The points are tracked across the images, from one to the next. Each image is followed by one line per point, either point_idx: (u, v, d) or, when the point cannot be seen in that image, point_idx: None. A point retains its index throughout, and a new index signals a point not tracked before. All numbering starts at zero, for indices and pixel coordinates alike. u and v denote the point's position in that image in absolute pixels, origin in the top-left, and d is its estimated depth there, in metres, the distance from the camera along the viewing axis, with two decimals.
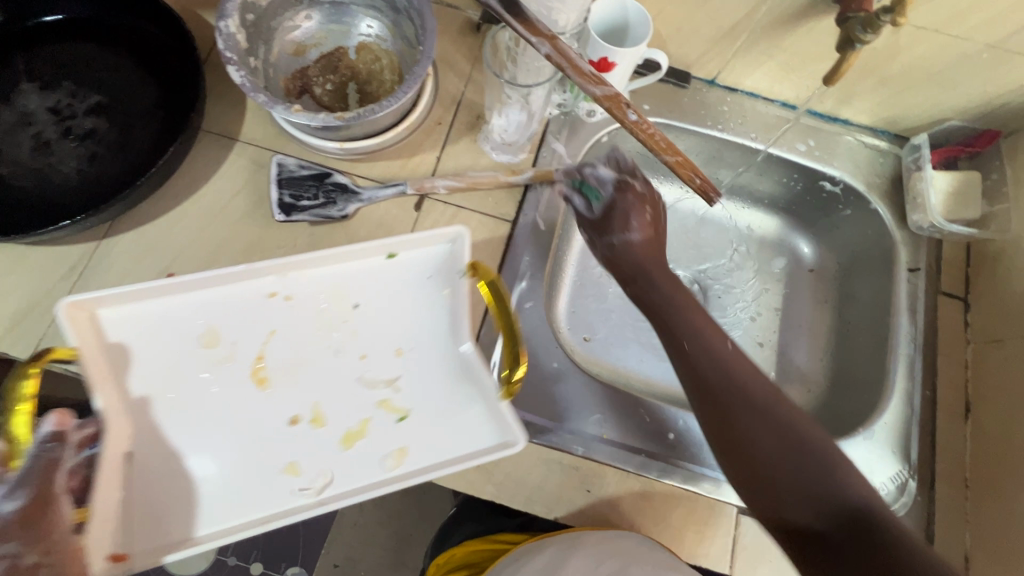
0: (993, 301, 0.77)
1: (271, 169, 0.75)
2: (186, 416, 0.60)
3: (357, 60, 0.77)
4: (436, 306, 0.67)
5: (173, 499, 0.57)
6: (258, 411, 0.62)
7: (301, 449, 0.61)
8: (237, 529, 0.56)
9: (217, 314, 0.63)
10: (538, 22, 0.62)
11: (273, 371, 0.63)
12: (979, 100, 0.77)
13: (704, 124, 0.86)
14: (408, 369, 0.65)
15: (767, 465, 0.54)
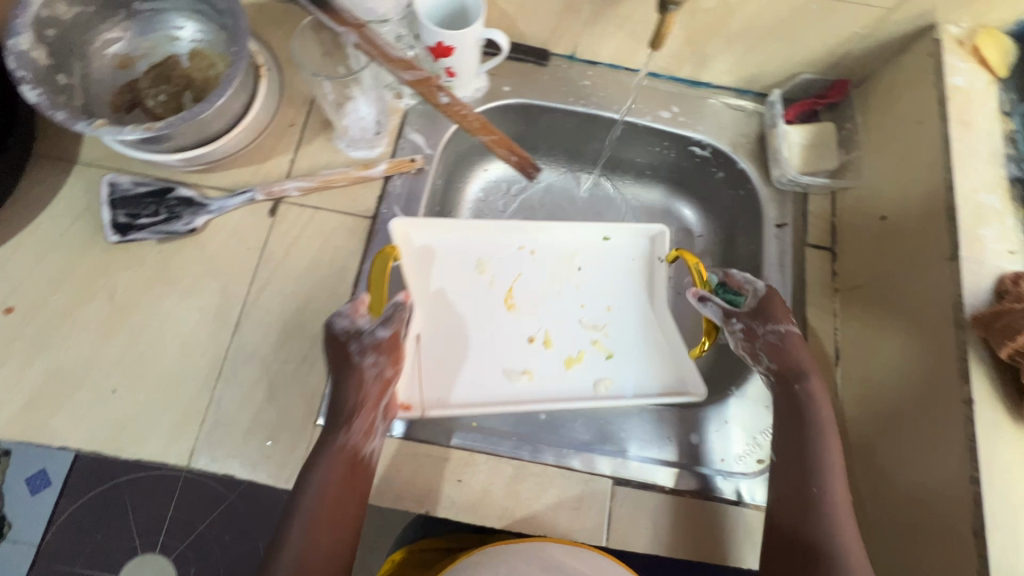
0: (855, 245, 0.77)
1: (103, 191, 0.71)
2: (476, 327, 0.79)
3: (191, 68, 0.74)
4: (630, 276, 0.84)
5: (452, 356, 0.77)
6: (502, 332, 0.80)
7: (534, 360, 0.78)
8: (482, 404, 0.74)
9: (465, 254, 0.82)
10: (346, 11, 0.61)
11: (520, 301, 0.81)
12: (822, 52, 0.78)
13: (567, 101, 0.86)
14: (563, 313, 0.82)
15: (799, 534, 0.59)
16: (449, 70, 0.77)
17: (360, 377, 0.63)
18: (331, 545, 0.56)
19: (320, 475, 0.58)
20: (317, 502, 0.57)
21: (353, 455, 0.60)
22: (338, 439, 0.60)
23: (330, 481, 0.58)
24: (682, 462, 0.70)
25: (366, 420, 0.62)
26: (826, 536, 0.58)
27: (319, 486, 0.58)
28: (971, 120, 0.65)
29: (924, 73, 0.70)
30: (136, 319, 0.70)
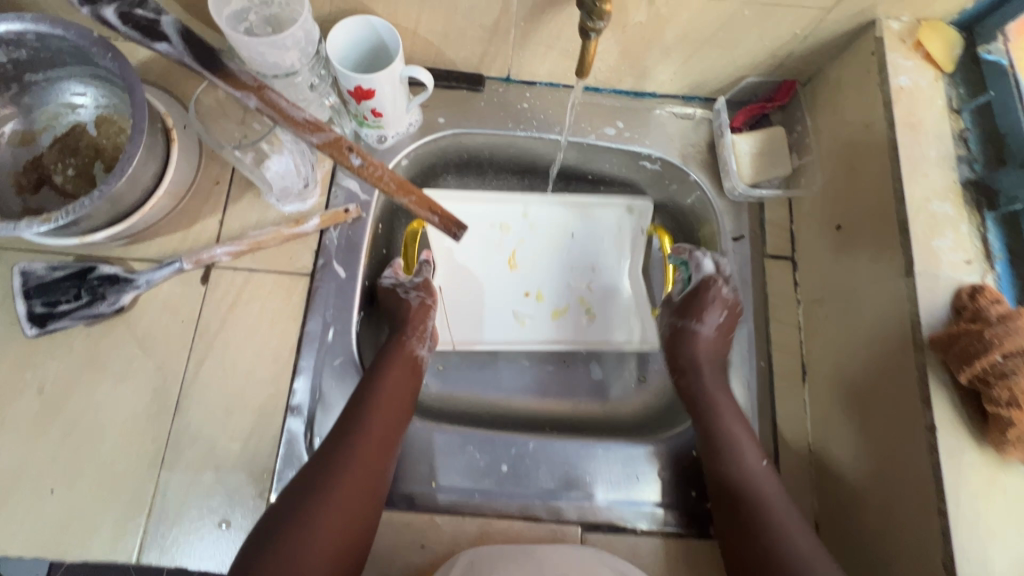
0: (813, 255, 0.75)
1: (14, 281, 0.67)
2: (501, 286, 0.84)
3: (98, 136, 0.69)
4: (621, 235, 0.86)
5: (464, 304, 0.83)
6: (499, 286, 0.85)
7: (530, 314, 0.84)
8: (498, 344, 0.82)
9: (487, 217, 0.86)
10: (243, 73, 0.57)
11: (522, 261, 0.86)
12: (766, 55, 0.73)
13: (506, 127, 0.82)
14: (605, 256, 0.86)
15: (728, 496, 0.64)
16: (374, 111, 0.72)
17: (407, 306, 0.73)
18: (385, 440, 0.63)
19: (387, 373, 0.67)
20: (382, 393, 0.65)
21: (411, 356, 0.70)
22: (403, 340, 0.71)
23: (392, 379, 0.67)
24: (653, 501, 0.68)
25: (418, 331, 0.73)
26: (745, 482, 0.63)
27: (384, 381, 0.66)
28: (919, 123, 0.62)
29: (870, 73, 0.66)
30: (70, 410, 0.66)
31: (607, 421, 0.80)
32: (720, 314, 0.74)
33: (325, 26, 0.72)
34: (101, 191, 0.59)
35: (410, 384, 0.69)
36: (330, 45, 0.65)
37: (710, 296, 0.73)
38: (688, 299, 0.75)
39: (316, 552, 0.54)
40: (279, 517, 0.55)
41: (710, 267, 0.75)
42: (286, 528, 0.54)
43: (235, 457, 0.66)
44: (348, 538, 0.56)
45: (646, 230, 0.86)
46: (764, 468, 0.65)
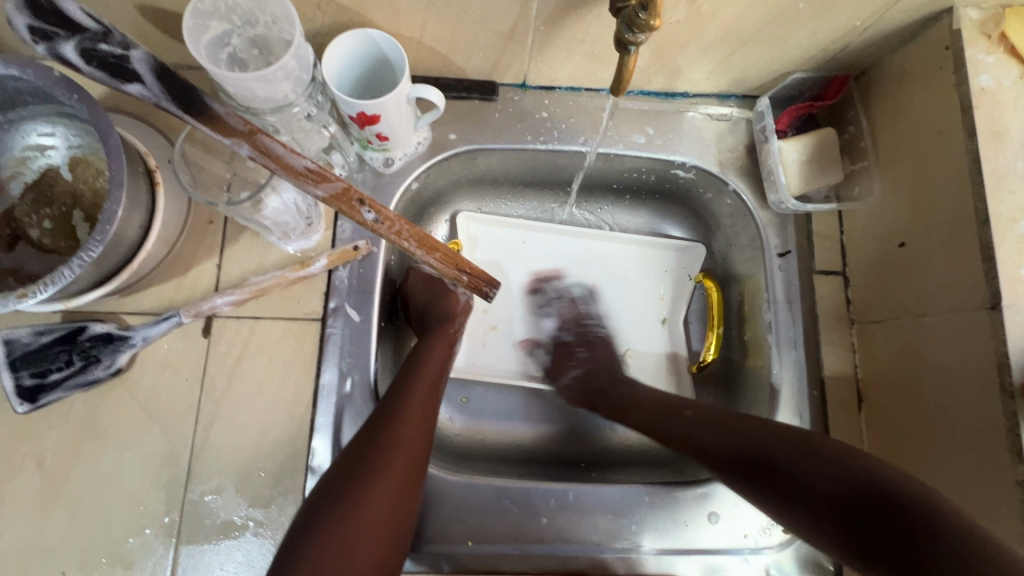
0: (868, 271, 0.68)
1: None
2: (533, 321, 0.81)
3: (75, 180, 0.62)
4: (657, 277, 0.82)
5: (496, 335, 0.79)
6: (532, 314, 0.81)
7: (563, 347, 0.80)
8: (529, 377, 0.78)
9: (523, 241, 0.82)
10: (228, 114, 0.49)
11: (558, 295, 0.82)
12: (818, 49, 0.65)
13: (525, 140, 0.74)
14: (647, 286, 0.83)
15: (739, 453, 0.55)
16: (379, 135, 0.64)
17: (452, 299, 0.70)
18: (433, 402, 0.59)
19: (429, 352, 0.64)
20: (427, 366, 0.62)
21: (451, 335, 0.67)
22: (444, 322, 0.68)
23: (435, 353, 0.64)
24: (702, 548, 0.64)
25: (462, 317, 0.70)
26: (745, 430, 0.56)
27: (426, 356, 0.63)
28: (1003, 130, 0.55)
29: (943, 71, 0.58)
30: (74, 485, 0.61)
31: (644, 453, 0.75)
32: (591, 351, 0.77)
33: (317, 40, 0.63)
34: (82, 257, 0.51)
35: (450, 361, 0.66)
36: (326, 68, 0.58)
37: (565, 347, 0.78)
38: (551, 362, 0.78)
39: (370, 528, 0.48)
40: (324, 499, 0.49)
41: (558, 309, 0.81)
42: (334, 504, 0.48)
43: (256, 526, 0.61)
44: (399, 514, 0.50)
45: (693, 278, 0.81)
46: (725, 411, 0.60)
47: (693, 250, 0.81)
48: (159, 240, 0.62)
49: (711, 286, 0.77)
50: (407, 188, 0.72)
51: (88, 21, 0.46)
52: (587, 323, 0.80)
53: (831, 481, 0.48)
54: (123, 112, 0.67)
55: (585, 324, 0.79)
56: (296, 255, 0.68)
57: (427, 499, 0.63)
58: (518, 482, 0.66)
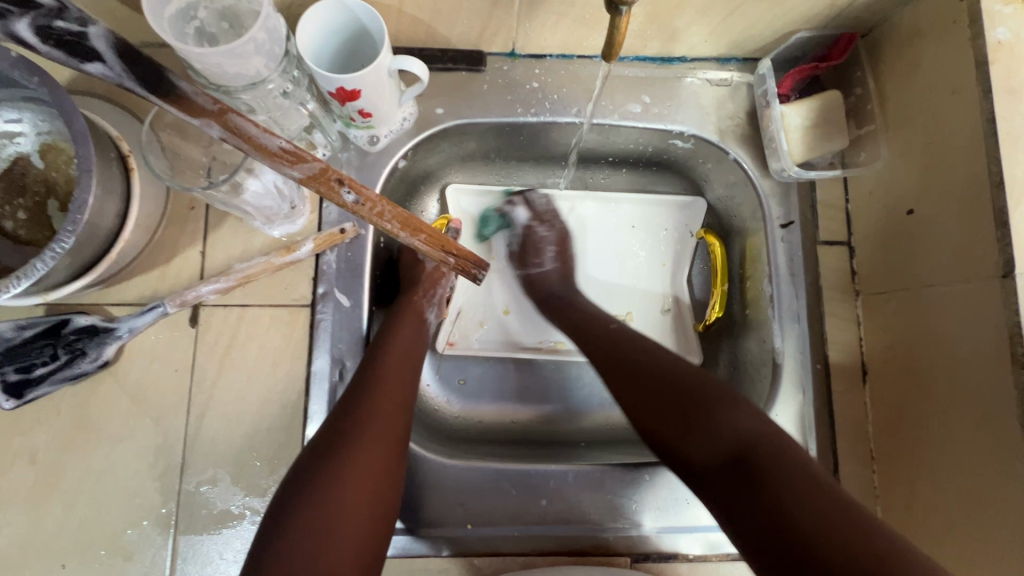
0: (874, 241, 0.66)
1: None
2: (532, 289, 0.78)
3: (47, 169, 0.60)
4: (657, 234, 0.79)
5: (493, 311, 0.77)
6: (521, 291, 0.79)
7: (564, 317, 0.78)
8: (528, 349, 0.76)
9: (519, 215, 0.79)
10: (195, 92, 0.45)
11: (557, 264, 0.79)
12: (823, 5, 0.61)
13: (515, 112, 0.70)
14: (653, 258, 0.79)
15: (654, 385, 0.54)
16: (361, 111, 0.61)
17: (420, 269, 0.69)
18: (409, 380, 0.57)
19: (396, 328, 0.62)
20: (394, 344, 0.60)
21: (420, 313, 0.65)
22: (412, 300, 0.66)
23: (404, 329, 0.62)
24: (704, 525, 0.64)
25: (431, 291, 0.68)
26: (681, 375, 0.54)
27: (392, 333, 0.61)
28: (1022, 87, 0.51)
29: (958, 24, 0.55)
30: (69, 479, 0.61)
31: None
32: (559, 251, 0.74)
33: (291, 12, 0.60)
34: (55, 248, 0.50)
35: (423, 333, 0.64)
36: (301, 40, 0.55)
37: (536, 240, 0.74)
38: (522, 248, 0.75)
39: (352, 507, 0.46)
40: (299, 483, 0.47)
41: (525, 217, 0.76)
42: (311, 487, 0.46)
43: (253, 514, 0.61)
44: (382, 495, 0.49)
45: (696, 234, 0.78)
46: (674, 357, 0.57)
47: (699, 206, 0.79)
48: (138, 227, 0.60)
49: (716, 240, 0.76)
50: (394, 167, 0.70)
51: None
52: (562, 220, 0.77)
53: (724, 458, 0.47)
54: (95, 95, 0.64)
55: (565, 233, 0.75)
56: (283, 240, 0.66)
57: (426, 483, 0.63)
58: (517, 464, 0.65)
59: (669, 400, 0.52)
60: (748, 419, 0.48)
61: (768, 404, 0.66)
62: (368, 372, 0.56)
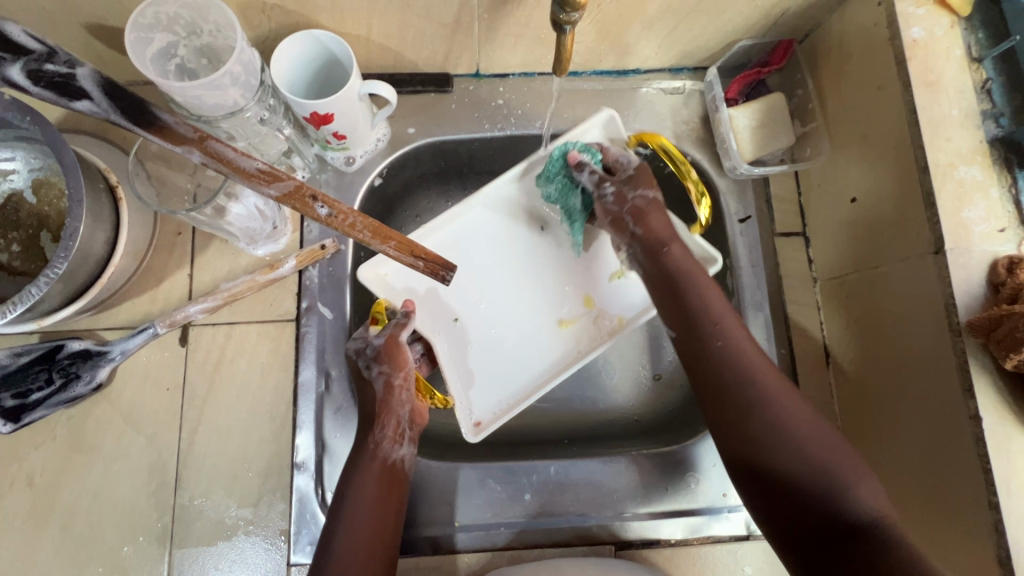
0: (825, 229, 0.70)
1: None
2: (518, 323, 0.73)
3: (39, 203, 0.63)
4: None
5: (498, 360, 0.71)
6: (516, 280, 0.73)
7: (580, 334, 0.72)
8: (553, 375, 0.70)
9: (461, 243, 0.73)
10: (177, 123, 0.48)
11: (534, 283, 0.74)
12: (759, 16, 0.66)
13: (483, 129, 0.75)
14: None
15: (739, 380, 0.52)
16: (336, 134, 0.65)
17: (374, 392, 0.60)
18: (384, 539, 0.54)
19: (357, 492, 0.55)
20: (362, 510, 0.54)
21: (383, 463, 0.58)
22: (372, 447, 0.58)
23: (364, 497, 0.55)
24: (684, 509, 0.66)
25: (393, 427, 0.59)
26: (753, 373, 0.52)
27: (354, 501, 0.55)
28: (938, 80, 0.56)
29: (877, 27, 0.60)
30: (65, 500, 0.63)
31: (625, 424, 0.76)
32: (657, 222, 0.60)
33: (268, 45, 0.64)
34: (48, 274, 0.53)
35: (382, 503, 0.56)
36: (275, 71, 0.59)
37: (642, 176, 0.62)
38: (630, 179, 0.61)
39: None
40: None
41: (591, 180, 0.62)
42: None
43: (247, 525, 0.63)
44: None
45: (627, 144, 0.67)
46: (798, 399, 0.52)
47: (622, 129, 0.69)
48: (127, 254, 0.63)
49: (660, 137, 0.65)
50: (370, 185, 0.73)
51: (34, 44, 0.46)
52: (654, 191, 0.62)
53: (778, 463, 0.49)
54: (83, 132, 0.68)
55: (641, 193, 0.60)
56: (266, 259, 0.69)
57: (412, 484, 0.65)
58: (502, 461, 0.67)
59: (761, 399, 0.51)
60: (847, 500, 0.47)
61: None
62: (320, 558, 0.51)
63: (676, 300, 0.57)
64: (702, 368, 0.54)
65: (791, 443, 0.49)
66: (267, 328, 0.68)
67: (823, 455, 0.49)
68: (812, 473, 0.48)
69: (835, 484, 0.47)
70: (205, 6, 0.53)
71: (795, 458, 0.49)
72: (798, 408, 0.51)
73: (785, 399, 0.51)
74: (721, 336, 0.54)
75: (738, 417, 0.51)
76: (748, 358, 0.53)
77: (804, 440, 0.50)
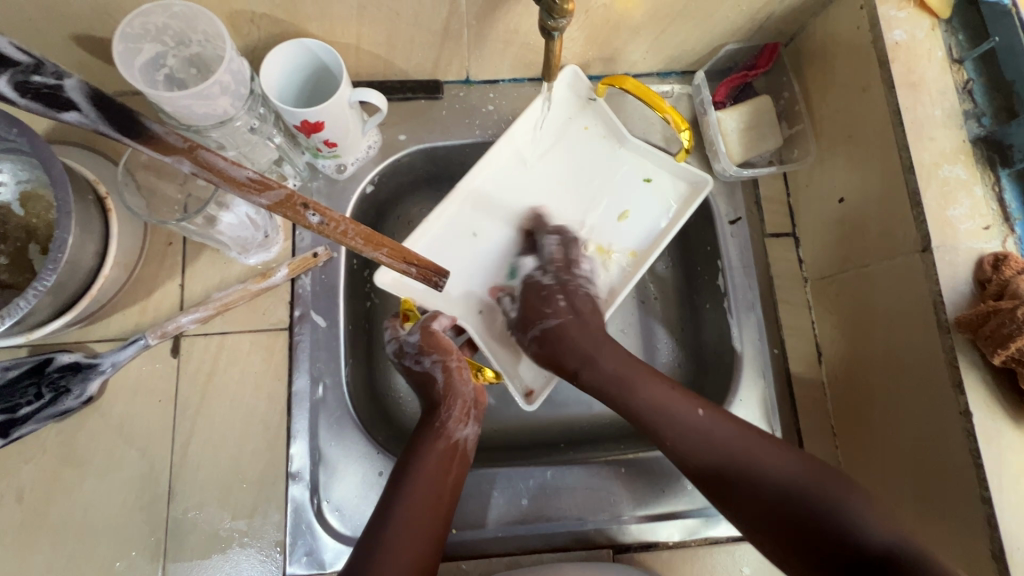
0: (815, 229, 0.71)
1: None
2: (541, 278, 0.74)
3: (27, 215, 0.62)
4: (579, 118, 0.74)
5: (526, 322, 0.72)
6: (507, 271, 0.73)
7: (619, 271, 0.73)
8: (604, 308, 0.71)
9: (461, 231, 0.71)
10: (167, 133, 0.48)
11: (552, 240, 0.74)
12: (744, 20, 0.67)
13: (473, 134, 0.75)
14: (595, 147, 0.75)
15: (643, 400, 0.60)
16: (327, 142, 0.65)
17: (432, 381, 0.64)
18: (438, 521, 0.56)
19: (418, 469, 0.58)
20: (420, 487, 0.57)
21: (447, 442, 0.60)
22: (438, 426, 0.61)
23: (424, 478, 0.57)
24: (681, 510, 0.66)
25: (459, 408, 0.63)
26: (654, 393, 0.60)
27: (412, 481, 0.57)
28: (920, 82, 0.57)
29: (861, 30, 0.61)
30: (55, 516, 0.62)
31: (621, 427, 0.77)
32: (572, 300, 0.69)
33: (257, 54, 0.64)
34: (36, 286, 0.52)
35: (446, 476, 0.58)
36: (265, 80, 0.59)
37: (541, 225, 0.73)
38: (522, 313, 0.71)
39: None
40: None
41: (532, 267, 0.73)
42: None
43: (241, 536, 0.62)
44: None
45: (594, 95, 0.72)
46: (708, 410, 0.58)
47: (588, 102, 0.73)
48: (117, 265, 0.63)
49: (625, 77, 0.64)
50: (362, 192, 0.73)
51: (20, 55, 0.45)
52: (579, 271, 0.72)
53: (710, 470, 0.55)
54: (72, 143, 0.67)
55: (573, 272, 0.71)
56: (258, 268, 0.69)
57: None
58: (498, 467, 0.67)
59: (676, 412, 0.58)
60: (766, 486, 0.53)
61: (731, 391, 0.70)
62: (378, 532, 0.54)
63: (587, 353, 0.64)
64: (625, 398, 0.61)
65: (697, 446, 0.56)
66: (260, 337, 0.67)
67: (749, 458, 0.54)
68: (730, 470, 0.55)
69: (764, 475, 0.53)
70: (193, 17, 0.53)
71: (721, 462, 0.55)
72: (706, 409, 0.59)
73: (682, 411, 0.58)
74: (598, 368, 0.64)
75: (657, 433, 0.59)
76: (640, 385, 0.61)
77: (714, 441, 0.56)
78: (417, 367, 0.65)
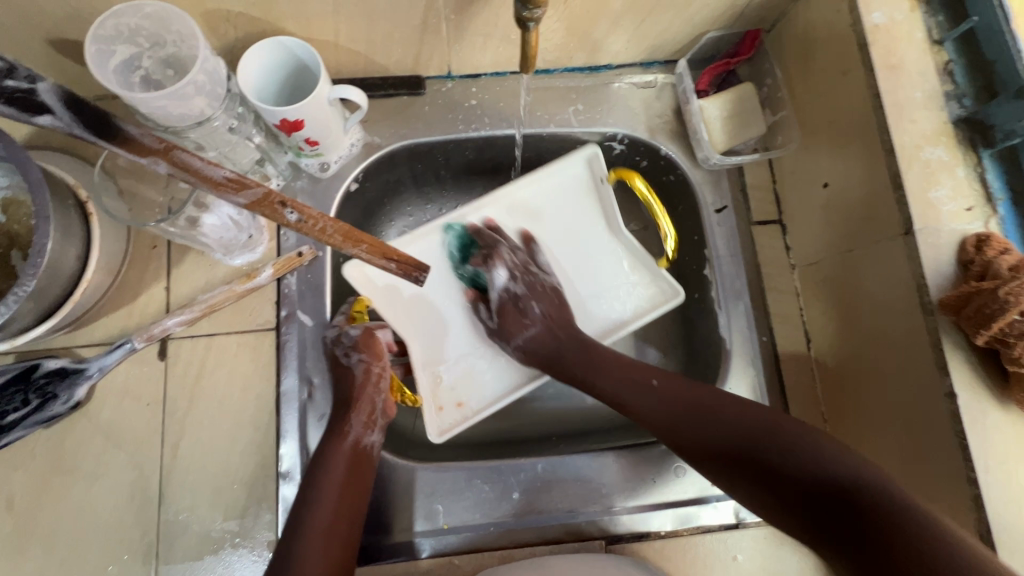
0: (800, 215, 0.71)
1: None
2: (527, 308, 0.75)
3: (10, 221, 0.62)
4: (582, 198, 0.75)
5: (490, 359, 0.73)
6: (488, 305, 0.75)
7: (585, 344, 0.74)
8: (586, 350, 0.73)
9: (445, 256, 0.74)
10: (143, 134, 0.47)
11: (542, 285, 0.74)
12: (725, 8, 0.67)
13: (457, 129, 0.75)
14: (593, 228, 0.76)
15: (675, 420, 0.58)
16: (308, 140, 0.65)
17: (351, 377, 0.64)
18: (345, 525, 0.56)
19: (327, 472, 0.58)
20: (328, 492, 0.56)
21: (353, 447, 0.60)
22: (341, 430, 0.61)
23: (333, 485, 0.57)
24: (674, 499, 0.66)
25: (367, 413, 0.63)
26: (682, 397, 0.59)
27: (320, 490, 0.56)
28: (900, 65, 0.57)
29: (840, 13, 0.60)
30: (47, 521, 0.62)
31: (613, 419, 0.77)
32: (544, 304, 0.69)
33: (235, 53, 0.64)
34: (16, 292, 0.52)
35: (359, 480, 0.59)
36: (242, 79, 0.59)
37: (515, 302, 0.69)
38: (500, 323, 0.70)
39: None
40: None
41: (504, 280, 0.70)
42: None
43: (233, 537, 0.62)
44: None
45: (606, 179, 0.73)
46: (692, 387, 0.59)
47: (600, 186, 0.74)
48: (99, 269, 0.63)
49: (636, 175, 0.73)
50: (346, 191, 0.73)
51: None
52: (535, 274, 0.71)
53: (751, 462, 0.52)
54: (52, 148, 0.67)
55: (537, 279, 0.70)
56: (244, 269, 0.69)
57: (400, 487, 0.65)
58: (488, 462, 0.67)
59: (708, 427, 0.55)
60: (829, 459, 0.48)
61: (721, 380, 0.70)
62: (296, 533, 0.54)
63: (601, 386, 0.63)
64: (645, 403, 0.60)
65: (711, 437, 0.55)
66: (246, 338, 0.67)
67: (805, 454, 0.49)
68: (772, 452, 0.51)
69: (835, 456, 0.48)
70: (167, 17, 0.53)
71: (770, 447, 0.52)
72: (735, 403, 0.56)
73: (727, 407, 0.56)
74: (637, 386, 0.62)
75: (682, 430, 0.57)
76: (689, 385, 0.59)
77: (749, 422, 0.54)
78: (343, 362, 0.65)
